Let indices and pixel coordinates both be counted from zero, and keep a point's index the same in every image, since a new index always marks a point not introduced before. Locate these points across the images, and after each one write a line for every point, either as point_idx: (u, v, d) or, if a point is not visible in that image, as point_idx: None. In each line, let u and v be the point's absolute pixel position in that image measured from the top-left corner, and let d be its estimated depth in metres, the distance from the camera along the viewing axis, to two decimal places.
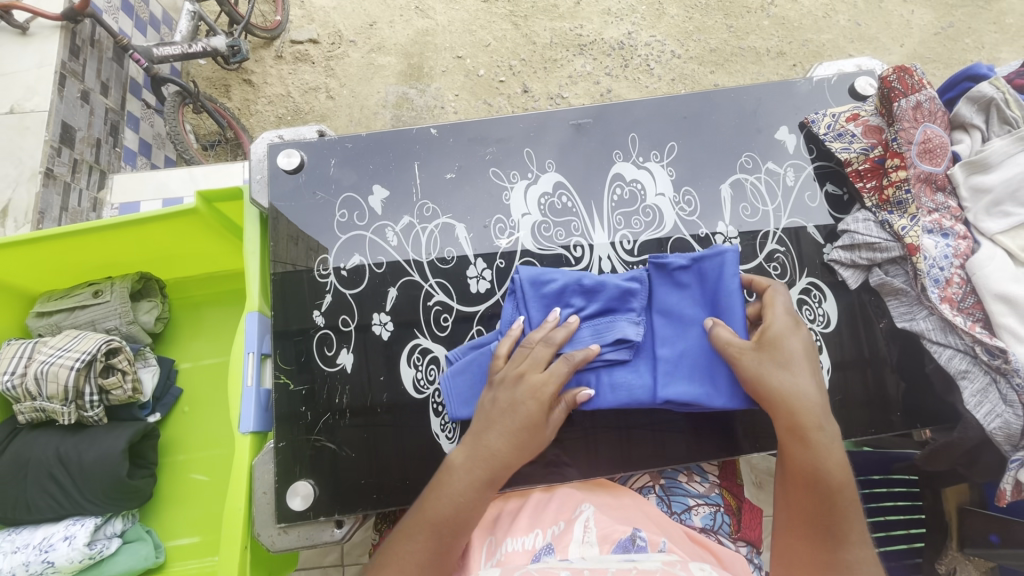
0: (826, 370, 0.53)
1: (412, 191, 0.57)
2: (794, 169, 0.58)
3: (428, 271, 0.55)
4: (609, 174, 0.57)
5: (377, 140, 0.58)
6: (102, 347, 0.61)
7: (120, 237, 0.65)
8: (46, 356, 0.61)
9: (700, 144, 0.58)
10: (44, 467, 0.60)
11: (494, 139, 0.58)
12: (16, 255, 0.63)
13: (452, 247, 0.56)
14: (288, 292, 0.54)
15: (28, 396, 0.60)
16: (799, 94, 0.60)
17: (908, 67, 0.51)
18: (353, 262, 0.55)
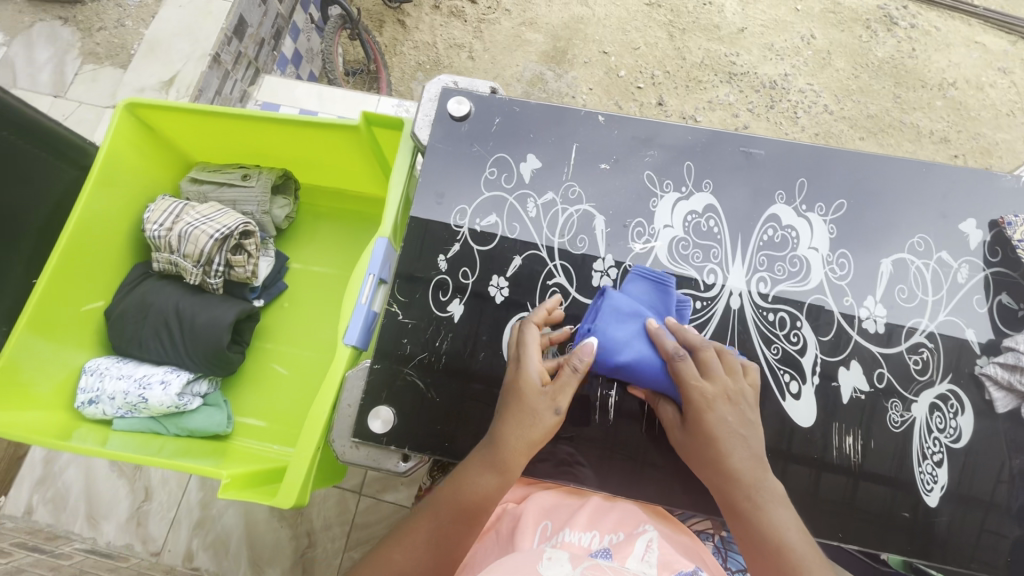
0: (940, 487, 0.49)
1: (563, 170, 0.57)
2: (969, 267, 0.53)
3: (557, 252, 0.55)
4: (765, 213, 0.55)
5: (545, 112, 0.59)
6: (239, 227, 0.66)
7: (282, 132, 0.69)
8: (192, 219, 0.66)
9: (872, 210, 0.54)
10: (162, 315, 0.65)
11: (658, 143, 0.57)
12: (194, 122, 0.69)
13: (586, 235, 0.55)
14: (422, 231, 0.56)
15: (168, 249, 0.66)
16: (1001, 188, 0.54)
17: None
18: (489, 219, 0.56)
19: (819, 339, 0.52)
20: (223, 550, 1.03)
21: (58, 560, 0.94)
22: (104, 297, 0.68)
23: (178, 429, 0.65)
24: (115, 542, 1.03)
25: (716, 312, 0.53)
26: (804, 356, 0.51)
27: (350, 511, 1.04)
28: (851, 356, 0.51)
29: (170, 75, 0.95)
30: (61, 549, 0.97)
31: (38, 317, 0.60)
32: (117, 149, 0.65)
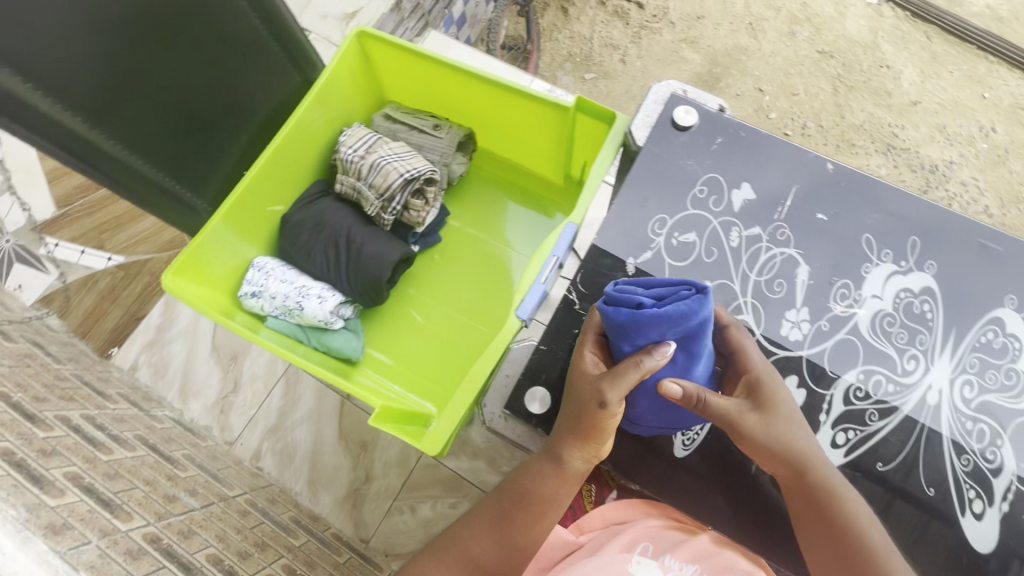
0: None
1: (776, 211, 0.59)
2: None
3: (756, 289, 0.58)
4: (986, 317, 0.58)
5: (770, 145, 0.60)
6: (427, 172, 0.68)
7: (486, 92, 0.70)
8: (385, 153, 0.69)
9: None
10: (334, 235, 0.69)
11: (883, 208, 0.59)
12: (408, 61, 0.71)
13: (785, 279, 0.58)
14: (627, 232, 0.59)
15: (355, 175, 0.69)
16: None
17: None
18: (688, 237, 0.59)
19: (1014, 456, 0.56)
20: (288, 460, 1.08)
21: (152, 421, 1.02)
22: (284, 202, 0.71)
23: (317, 343, 0.68)
24: (198, 421, 1.11)
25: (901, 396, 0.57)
26: (995, 472, 0.55)
27: (410, 463, 1.07)
28: None
29: None
30: (155, 411, 1.05)
31: (232, 207, 0.65)
32: (338, 71, 0.69)
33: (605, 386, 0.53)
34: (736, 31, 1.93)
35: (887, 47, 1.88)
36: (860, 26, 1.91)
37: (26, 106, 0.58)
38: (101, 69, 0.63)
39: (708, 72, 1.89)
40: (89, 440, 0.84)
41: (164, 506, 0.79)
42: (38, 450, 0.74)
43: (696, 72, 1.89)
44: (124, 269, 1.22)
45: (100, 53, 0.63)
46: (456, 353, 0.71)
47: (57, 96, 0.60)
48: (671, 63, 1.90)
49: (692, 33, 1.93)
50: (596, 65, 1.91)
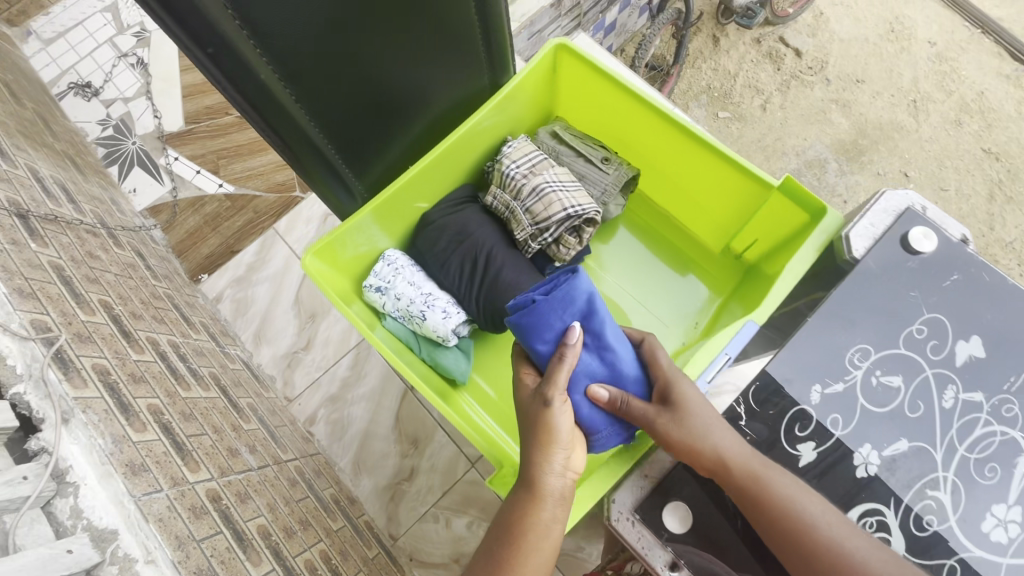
0: None
1: (1002, 382, 0.57)
2: None
3: (968, 465, 0.56)
4: None
5: (1012, 304, 0.59)
6: (591, 213, 0.64)
7: (687, 152, 0.73)
8: (550, 180, 0.65)
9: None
10: (475, 251, 0.66)
11: None
12: (619, 99, 0.73)
13: (1000, 463, 0.55)
14: (829, 354, 0.59)
15: (514, 194, 0.66)
16: None
17: None
18: (892, 380, 0.58)
19: None
20: (339, 434, 1.07)
21: (226, 360, 1.02)
22: (430, 201, 0.69)
23: (428, 357, 0.66)
24: (264, 368, 1.11)
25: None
26: None
27: (457, 473, 1.04)
28: None
29: None
30: (230, 350, 1.05)
31: (387, 202, 0.64)
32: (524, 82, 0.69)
33: (546, 390, 0.57)
34: (896, 104, 1.77)
35: None
36: None
37: (247, 72, 0.46)
38: (329, 37, 0.50)
39: (853, 141, 1.75)
40: (172, 370, 0.84)
41: (227, 460, 0.77)
42: (129, 373, 0.73)
43: (840, 139, 1.75)
44: (231, 200, 1.23)
45: (333, 20, 0.49)
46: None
47: (276, 61, 0.48)
48: (816, 122, 1.76)
49: (847, 96, 1.79)
50: (733, 104, 1.80)
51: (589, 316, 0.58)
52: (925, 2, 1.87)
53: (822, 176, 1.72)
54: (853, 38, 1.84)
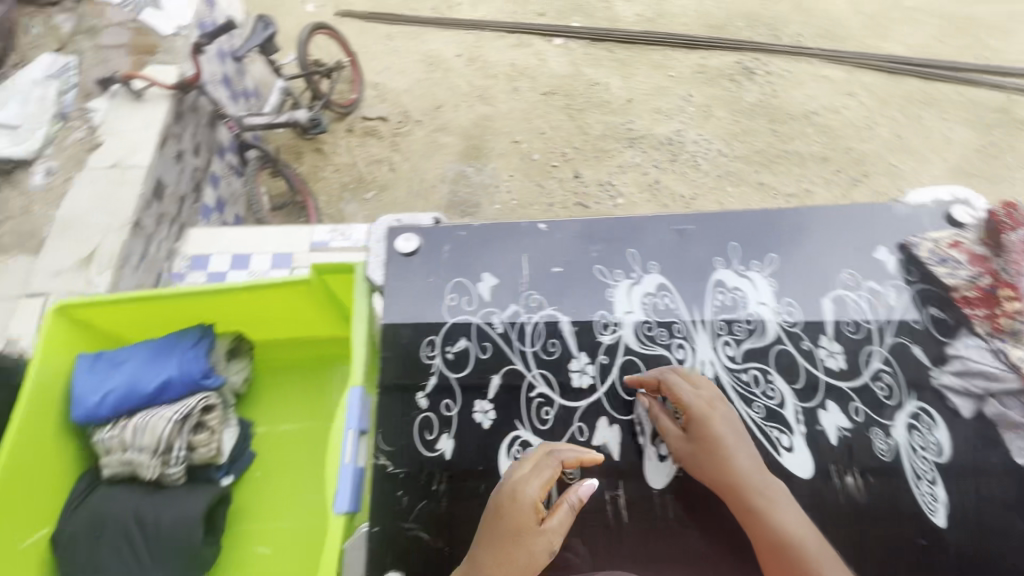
0: (942, 501, 0.76)
1: (518, 286, 0.88)
2: (897, 290, 0.88)
3: (532, 350, 0.86)
4: (716, 281, 0.89)
5: (493, 237, 0.91)
6: (199, 403, 0.94)
7: (240, 298, 0.98)
8: (146, 413, 0.92)
9: (793, 256, 0.90)
10: (121, 529, 0.87)
11: (600, 241, 0.91)
12: (184, 305, 0.99)
13: (552, 337, 0.87)
14: (412, 362, 0.85)
15: (121, 446, 0.91)
16: (901, 216, 0.92)
17: (1013, 208, 0.87)
18: (461, 343, 0.86)
19: (794, 386, 0.84)
20: None
21: None
22: (47, 525, 0.87)
23: None
24: None
25: (688, 378, 0.84)
26: (783, 408, 0.83)
27: None
28: (824, 398, 0.83)
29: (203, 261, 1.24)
30: None
31: None
32: (47, 342, 0.90)
33: (543, 524, 0.68)
34: (472, 106, 2.21)
35: (588, 70, 2.29)
36: (561, 64, 2.31)
37: None
38: None
39: (469, 146, 2.11)
40: None
41: None
42: None
43: (459, 151, 2.10)
44: None
45: None
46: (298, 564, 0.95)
47: None
48: (436, 153, 2.10)
49: (439, 122, 2.17)
50: (372, 183, 2.04)
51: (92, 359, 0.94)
52: (436, 34, 2.39)
53: (469, 182, 2.04)
54: (412, 84, 2.27)
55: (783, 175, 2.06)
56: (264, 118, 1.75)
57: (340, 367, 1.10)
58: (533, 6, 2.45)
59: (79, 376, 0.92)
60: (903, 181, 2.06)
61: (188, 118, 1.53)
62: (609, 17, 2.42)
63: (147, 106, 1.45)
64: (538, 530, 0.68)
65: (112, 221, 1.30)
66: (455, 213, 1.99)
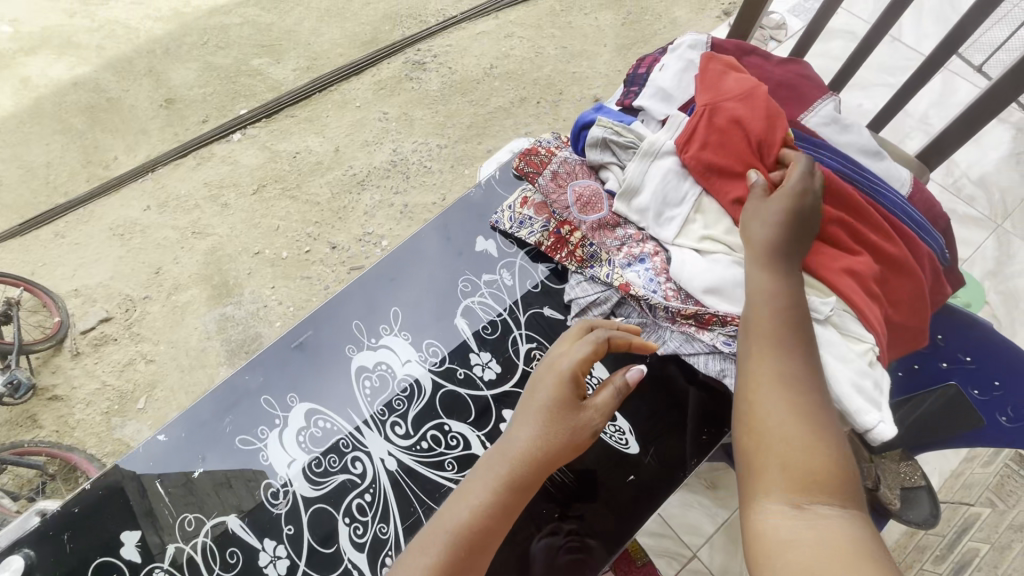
0: (628, 429, 0.93)
1: (171, 518, 0.86)
2: (505, 271, 1.04)
3: (215, 574, 0.83)
4: (359, 369, 0.97)
5: (132, 480, 0.88)
6: None
7: None
8: None
9: (412, 304, 1.02)
10: None
11: (233, 410, 0.93)
12: None
13: (233, 546, 0.84)
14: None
15: None
16: (477, 202, 1.09)
17: (526, 155, 0.99)
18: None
19: (468, 422, 0.93)
20: None
21: None
22: None
23: None
24: None
25: (374, 484, 0.89)
26: (471, 443, 0.91)
27: None
28: (498, 406, 0.94)
29: None
30: None
31: None
32: None
33: (588, 411, 0.75)
34: (191, 248, 2.01)
35: (280, 146, 2.19)
36: (253, 155, 2.18)
37: None
38: None
39: (214, 287, 1.94)
40: None
41: None
42: None
43: (206, 298, 1.92)
44: None
45: None
46: None
47: None
48: (184, 316, 1.89)
49: (167, 284, 1.95)
50: (136, 390, 1.78)
51: None
52: (108, 200, 2.13)
53: (237, 321, 1.88)
54: (113, 265, 1.99)
55: (502, 133, 2.18)
56: None
57: None
58: (190, 117, 2.27)
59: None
60: (588, 80, 2.28)
61: None
62: (270, 87, 2.32)
63: None
64: (583, 406, 0.75)
65: None
66: (243, 357, 1.83)
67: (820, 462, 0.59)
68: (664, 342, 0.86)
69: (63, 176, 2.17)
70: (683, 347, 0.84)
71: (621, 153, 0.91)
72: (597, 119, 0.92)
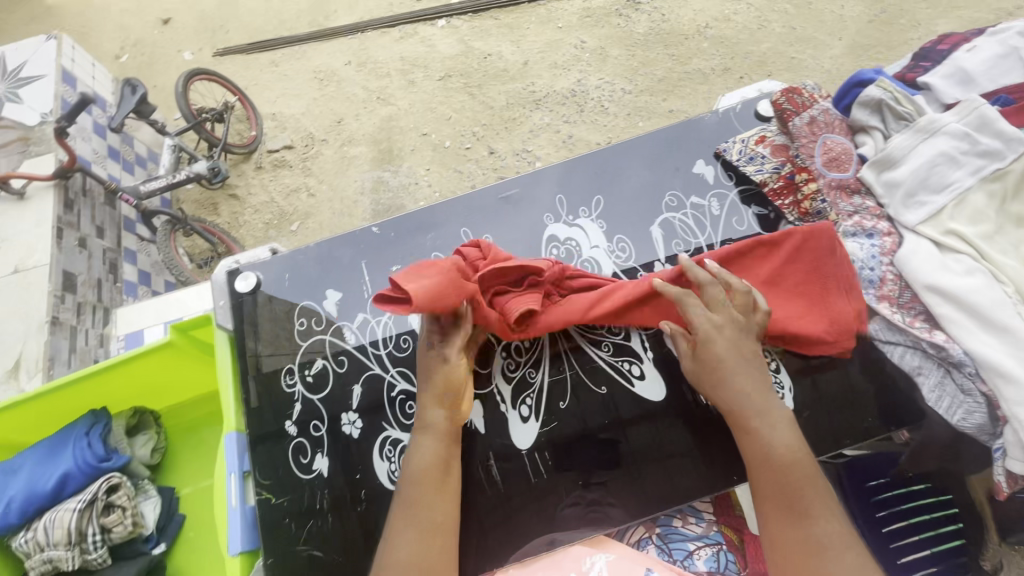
0: (789, 387, 0.83)
1: (362, 294, 0.97)
2: (717, 199, 0.97)
3: (382, 352, 0.93)
4: (551, 237, 0.98)
5: (342, 252, 1.01)
6: (102, 488, 0.92)
7: (124, 378, 1.01)
8: (51, 514, 0.90)
9: (616, 197, 0.99)
10: None
11: (433, 229, 1.00)
12: (74, 391, 0.98)
13: (405, 336, 0.94)
14: (278, 398, 0.93)
15: (37, 548, 0.89)
16: (711, 123, 1.01)
17: (795, 89, 0.87)
18: (318, 364, 0.94)
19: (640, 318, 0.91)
20: None
21: None
22: None
23: None
24: None
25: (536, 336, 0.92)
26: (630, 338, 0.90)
27: None
28: None
29: (15, 361, 1.28)
30: None
31: None
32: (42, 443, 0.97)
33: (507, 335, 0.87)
34: (372, 110, 2.18)
35: (477, 43, 2.26)
36: (449, 44, 2.27)
37: None
38: None
39: (379, 152, 2.11)
40: None
41: None
42: None
43: (370, 159, 2.10)
44: None
45: None
46: None
47: None
48: (349, 168, 2.09)
49: (344, 135, 2.15)
50: (294, 215, 2.03)
51: (25, 496, 0.91)
52: (320, 45, 2.35)
53: (388, 187, 2.04)
54: (307, 103, 2.23)
55: (691, 96, 2.07)
56: (163, 180, 1.73)
57: (212, 433, 1.12)
58: None
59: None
60: (805, 70, 2.07)
61: (80, 202, 1.51)
62: None
63: (32, 204, 1.44)
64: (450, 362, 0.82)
65: (29, 325, 1.32)
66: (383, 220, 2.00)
67: (796, 479, 0.69)
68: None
69: (291, 13, 2.42)
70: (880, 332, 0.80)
71: (891, 122, 0.84)
72: (879, 79, 0.85)
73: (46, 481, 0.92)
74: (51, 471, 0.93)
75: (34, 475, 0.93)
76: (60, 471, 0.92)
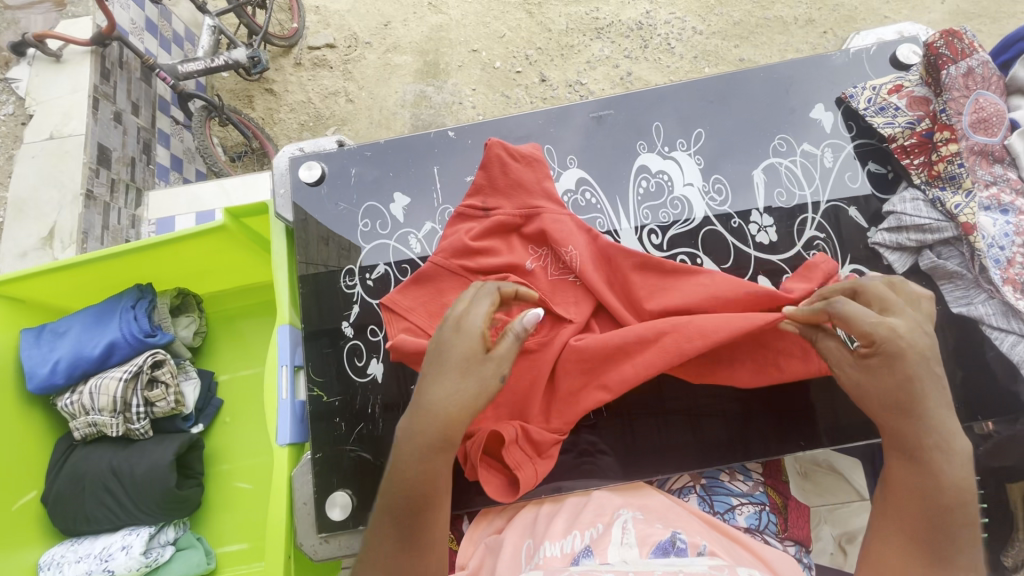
0: None
1: (434, 202, 0.95)
2: (831, 149, 0.90)
3: None
4: (640, 168, 0.93)
5: (416, 156, 0.96)
6: (148, 360, 0.94)
7: (168, 260, 1.00)
8: (98, 380, 0.93)
9: (720, 132, 0.93)
10: (102, 479, 0.91)
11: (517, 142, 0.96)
12: (120, 265, 0.97)
13: None
14: (333, 300, 0.93)
15: (84, 410, 0.93)
16: (837, 64, 0.93)
17: (957, 31, 0.77)
18: (380, 269, 0.94)
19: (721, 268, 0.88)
20: None
21: None
22: (36, 485, 0.93)
23: None
24: None
25: None
26: None
27: None
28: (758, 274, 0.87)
29: (49, 230, 1.27)
30: None
31: None
32: (87, 314, 0.97)
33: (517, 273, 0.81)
34: (423, 15, 2.03)
35: None
36: None
37: None
38: None
39: (425, 63, 1.98)
40: None
41: None
42: None
43: (415, 70, 1.98)
44: None
45: None
46: (249, 513, 1.01)
47: None
48: (392, 76, 1.98)
49: (390, 39, 2.01)
50: (331, 118, 1.96)
51: (73, 358, 0.93)
52: None
53: (431, 103, 1.95)
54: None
55: (766, 46, 1.91)
56: (201, 62, 1.63)
57: (252, 323, 1.13)
58: None
59: (23, 351, 0.92)
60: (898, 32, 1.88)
61: (116, 73, 1.45)
62: None
63: (68, 68, 1.38)
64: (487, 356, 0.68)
65: (65, 194, 1.30)
66: None
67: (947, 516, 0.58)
68: (969, 303, 0.78)
69: None
70: (995, 317, 0.76)
71: None
72: None
73: (88, 347, 0.94)
74: (95, 341, 0.94)
75: (79, 340, 0.95)
76: (103, 340, 0.94)
